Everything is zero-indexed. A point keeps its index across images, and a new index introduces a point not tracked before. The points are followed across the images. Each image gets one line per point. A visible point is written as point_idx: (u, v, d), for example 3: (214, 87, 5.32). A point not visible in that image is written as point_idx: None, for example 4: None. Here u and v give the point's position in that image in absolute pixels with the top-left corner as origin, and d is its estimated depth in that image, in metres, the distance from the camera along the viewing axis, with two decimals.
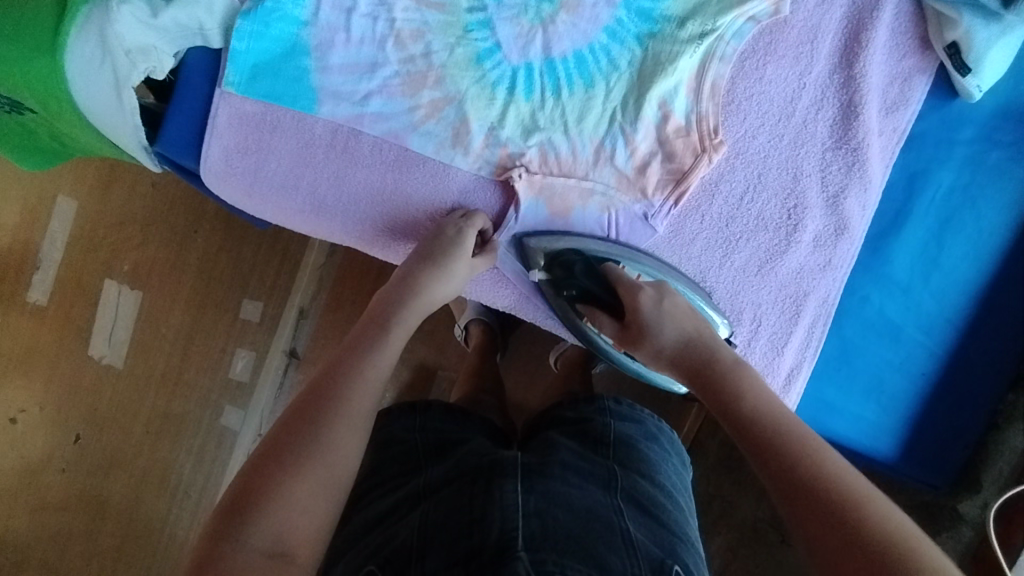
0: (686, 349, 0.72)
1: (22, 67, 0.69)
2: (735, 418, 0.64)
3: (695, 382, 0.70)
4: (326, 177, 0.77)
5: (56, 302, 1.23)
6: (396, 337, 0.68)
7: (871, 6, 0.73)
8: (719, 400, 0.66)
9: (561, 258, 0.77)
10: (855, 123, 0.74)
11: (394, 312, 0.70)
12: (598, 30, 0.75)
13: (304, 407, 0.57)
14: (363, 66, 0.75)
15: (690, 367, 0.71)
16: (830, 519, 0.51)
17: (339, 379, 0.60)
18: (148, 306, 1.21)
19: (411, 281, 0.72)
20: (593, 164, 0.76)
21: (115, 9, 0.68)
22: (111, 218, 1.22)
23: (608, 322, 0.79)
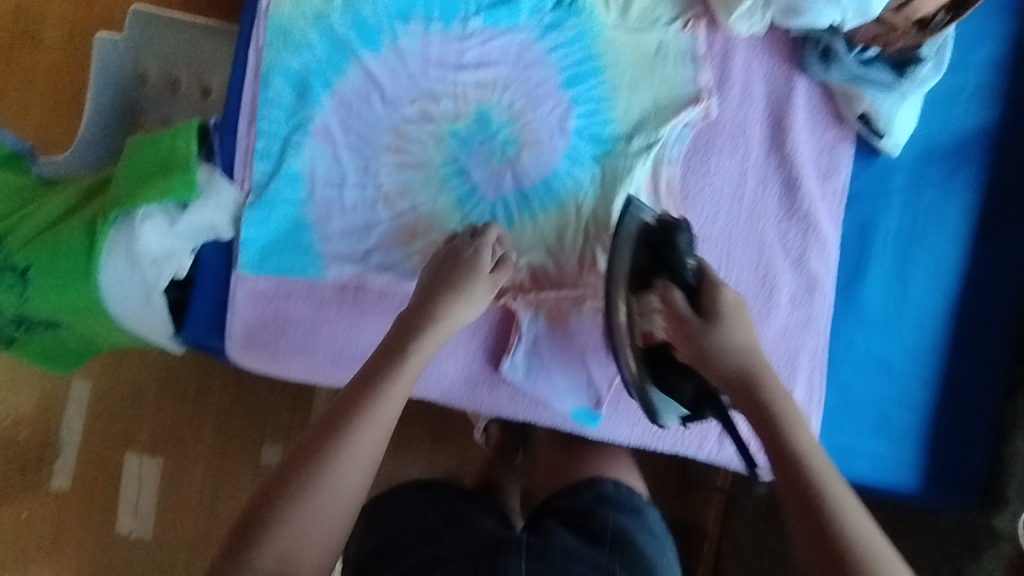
0: (729, 363, 0.66)
1: (60, 289, 0.77)
2: (768, 433, 0.62)
3: (716, 373, 0.67)
4: (340, 331, 0.84)
5: (80, 484, 1.19)
6: (438, 335, 0.68)
7: (787, 95, 0.84)
8: (757, 412, 0.63)
9: (671, 225, 0.75)
10: (799, 194, 0.84)
11: (438, 308, 0.69)
12: (560, 158, 0.84)
13: (330, 415, 0.60)
14: (360, 228, 0.84)
15: (733, 383, 0.66)
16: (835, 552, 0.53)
17: (362, 393, 0.61)
18: (169, 472, 1.21)
19: (428, 304, 0.70)
20: (578, 273, 0.84)
21: (139, 226, 0.77)
22: (125, 393, 1.21)
23: (676, 314, 0.70)
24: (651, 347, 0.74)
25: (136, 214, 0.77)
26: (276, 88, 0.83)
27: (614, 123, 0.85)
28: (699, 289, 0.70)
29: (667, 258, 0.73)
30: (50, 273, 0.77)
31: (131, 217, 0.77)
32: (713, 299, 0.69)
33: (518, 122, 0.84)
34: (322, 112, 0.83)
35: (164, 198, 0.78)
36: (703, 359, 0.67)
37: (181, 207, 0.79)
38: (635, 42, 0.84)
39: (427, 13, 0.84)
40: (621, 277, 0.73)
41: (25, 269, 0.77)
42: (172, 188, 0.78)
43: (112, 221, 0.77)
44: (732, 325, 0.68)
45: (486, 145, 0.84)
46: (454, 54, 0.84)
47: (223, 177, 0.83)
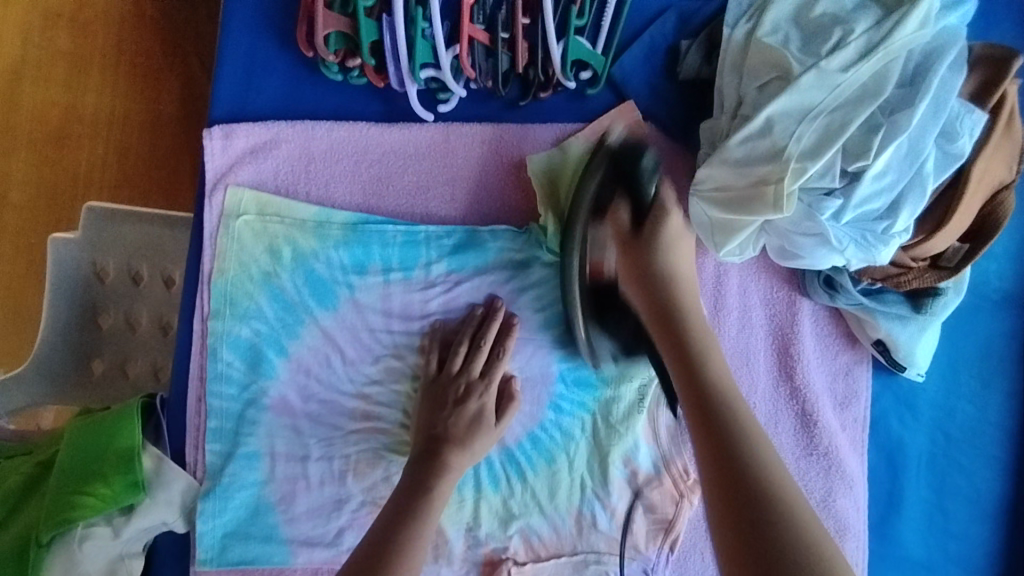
0: (664, 291, 0.68)
1: None
2: (695, 381, 0.62)
3: (646, 298, 0.68)
4: None
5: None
6: (448, 484, 0.69)
7: (791, 320, 0.75)
8: (685, 363, 0.64)
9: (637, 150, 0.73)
10: (816, 428, 0.75)
11: (450, 456, 0.70)
12: (544, 408, 0.76)
13: (373, 549, 0.62)
14: (329, 506, 0.75)
15: (657, 310, 0.67)
16: (746, 502, 0.53)
17: (397, 532, 0.63)
18: None
19: (432, 462, 0.69)
20: (577, 535, 0.75)
21: (79, 548, 0.68)
22: None
23: (621, 233, 0.71)
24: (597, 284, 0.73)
25: (74, 532, 0.69)
26: (225, 361, 0.75)
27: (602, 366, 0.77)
28: (652, 209, 0.71)
29: (632, 181, 0.72)
30: None
31: (69, 537, 0.69)
32: (656, 224, 0.70)
33: None
34: (277, 382, 0.75)
35: (105, 507, 0.70)
36: (645, 281, 0.68)
37: (126, 510, 0.72)
38: None
39: (384, 262, 0.76)
40: (581, 206, 0.71)
41: None
42: (114, 495, 0.70)
43: (46, 545, 0.68)
44: (671, 248, 0.69)
45: None
46: (417, 304, 0.76)
47: (171, 462, 0.75)
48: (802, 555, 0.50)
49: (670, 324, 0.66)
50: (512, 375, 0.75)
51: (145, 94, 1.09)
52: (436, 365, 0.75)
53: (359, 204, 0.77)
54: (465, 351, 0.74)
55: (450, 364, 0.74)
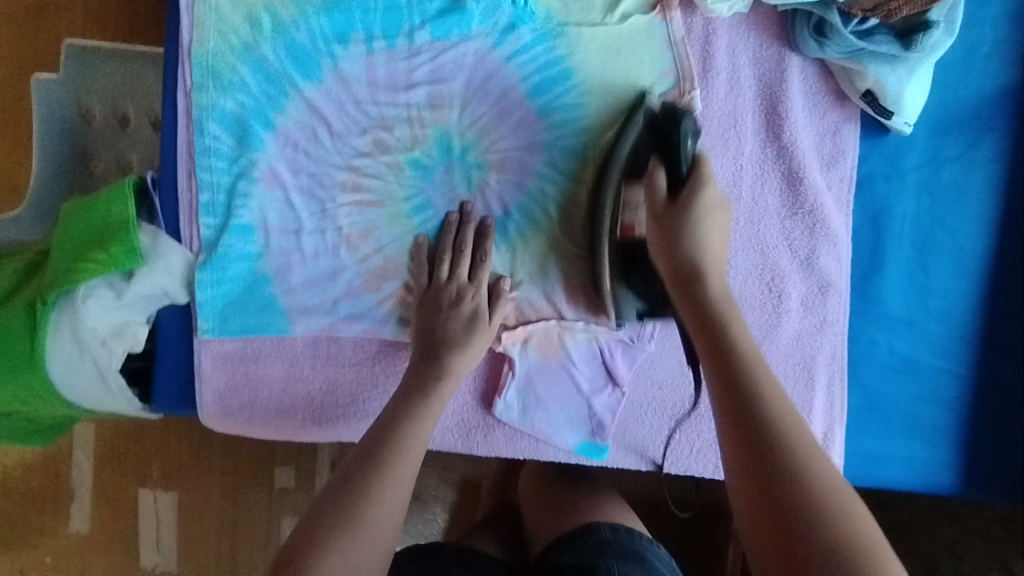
0: (684, 250, 0.62)
1: (9, 384, 0.71)
2: (695, 302, 0.60)
3: (679, 292, 0.62)
4: (318, 385, 0.78)
5: (97, 528, 1.15)
6: (447, 389, 0.67)
7: (779, 78, 0.75)
8: (683, 276, 0.62)
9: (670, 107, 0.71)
10: (802, 187, 0.76)
11: (449, 358, 0.69)
12: (532, 177, 0.77)
13: (363, 454, 0.59)
14: (324, 277, 0.77)
15: (679, 271, 0.62)
16: (760, 454, 0.50)
17: (391, 432, 0.62)
18: (184, 506, 1.14)
19: (434, 359, 0.69)
20: (565, 301, 0.78)
21: (82, 306, 0.71)
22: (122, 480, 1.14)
23: (658, 198, 0.65)
24: (629, 243, 0.72)
25: (78, 293, 0.71)
26: (213, 135, 0.76)
27: (589, 134, 0.76)
28: (690, 175, 0.66)
29: (667, 143, 0.68)
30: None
31: (73, 296, 0.71)
32: (692, 191, 0.64)
33: (483, 144, 0.76)
34: (267, 155, 0.76)
35: (105, 271, 0.72)
36: (670, 243, 0.63)
37: (127, 275, 0.74)
38: (604, 35, 0.75)
39: (367, 31, 0.75)
40: (619, 161, 0.71)
41: None
42: (112, 259, 0.72)
43: (52, 304, 0.71)
44: (703, 220, 0.63)
45: (450, 173, 0.77)
46: (402, 73, 0.76)
47: (168, 238, 0.77)
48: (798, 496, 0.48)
49: (666, 215, 0.64)
50: (500, 275, 0.76)
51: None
52: (427, 277, 0.75)
53: None
54: (450, 258, 0.75)
55: (438, 274, 0.74)
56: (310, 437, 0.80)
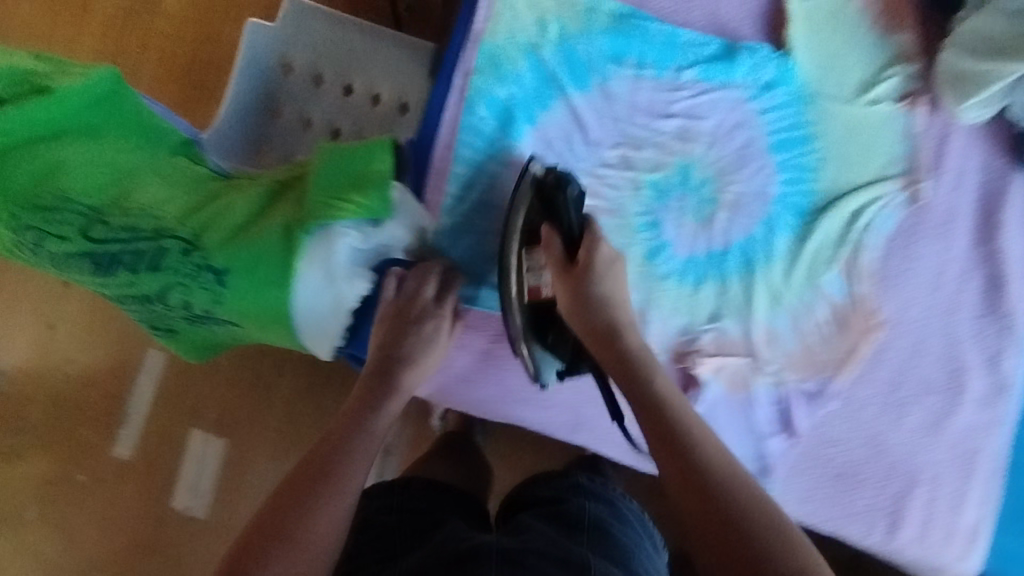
0: (598, 311, 0.67)
1: (251, 296, 0.74)
2: (615, 352, 0.66)
3: (608, 352, 0.67)
4: (514, 367, 0.83)
5: (139, 456, 1.11)
6: (394, 405, 0.70)
7: (1002, 190, 0.82)
8: (621, 364, 0.65)
9: (563, 175, 0.73)
10: (1003, 292, 0.82)
11: (404, 377, 0.72)
12: (757, 223, 0.82)
13: (310, 460, 0.63)
14: None
15: (595, 332, 0.67)
16: (710, 503, 0.55)
17: (346, 440, 0.65)
18: (232, 454, 1.11)
19: (391, 372, 0.71)
20: (761, 343, 0.82)
21: (338, 241, 0.76)
22: (184, 405, 1.12)
23: (560, 261, 0.70)
24: (540, 303, 0.73)
25: (333, 228, 0.76)
26: (480, 115, 0.81)
27: (817, 196, 0.82)
28: (582, 236, 0.71)
29: (557, 214, 0.71)
30: (246, 280, 0.74)
31: (329, 230, 0.75)
32: (589, 257, 0.69)
33: (721, 183, 0.82)
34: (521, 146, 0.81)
35: (362, 215, 0.77)
36: (580, 306, 0.68)
37: (374, 223, 0.77)
38: (851, 113, 0.82)
39: (640, 59, 0.81)
40: (513, 230, 0.72)
41: (223, 274, 0.73)
42: (371, 205, 0.77)
43: (310, 232, 0.75)
44: (604, 279, 0.69)
45: (684, 202, 0.82)
46: (662, 102, 0.82)
47: (412, 197, 0.82)
48: (778, 542, 0.52)
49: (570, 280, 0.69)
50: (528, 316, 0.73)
51: None
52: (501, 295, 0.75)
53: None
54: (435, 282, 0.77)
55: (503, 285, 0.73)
56: (494, 414, 0.84)
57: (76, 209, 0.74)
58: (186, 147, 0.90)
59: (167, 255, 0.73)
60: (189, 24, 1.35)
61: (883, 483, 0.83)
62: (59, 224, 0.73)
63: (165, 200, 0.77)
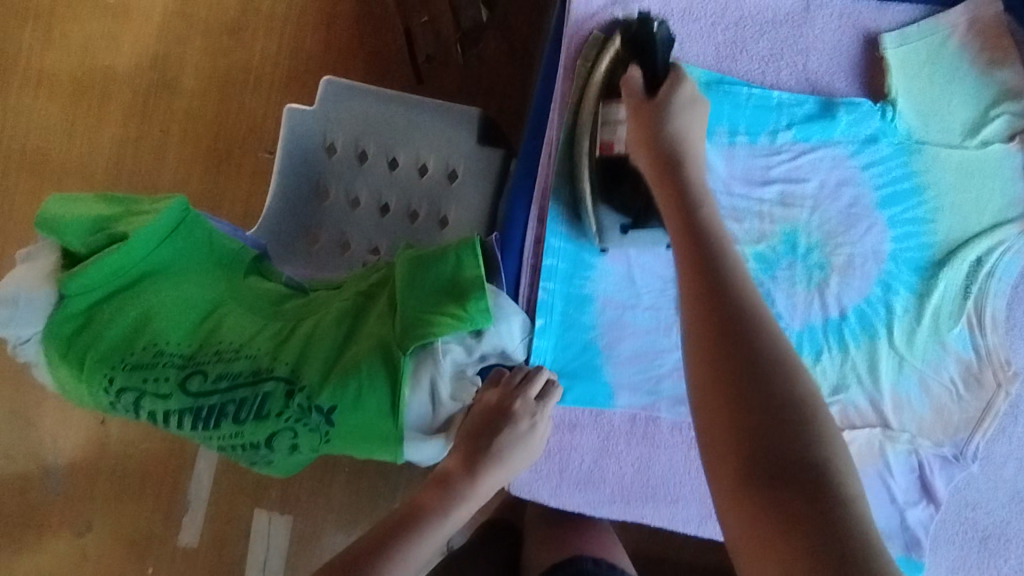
0: (701, 232, 0.59)
1: (359, 432, 0.70)
2: (681, 203, 0.62)
3: (676, 221, 0.61)
4: (631, 462, 0.79)
5: (206, 543, 1.09)
6: (465, 510, 0.69)
7: None
8: (720, 303, 0.52)
9: (643, 32, 0.71)
10: None
11: (477, 482, 0.70)
12: (873, 284, 0.78)
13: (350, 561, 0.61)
14: (652, 355, 0.78)
15: (670, 186, 0.64)
16: (749, 403, 0.47)
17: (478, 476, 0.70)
18: (302, 532, 1.08)
19: (481, 453, 0.70)
20: (889, 407, 0.78)
21: (443, 358, 0.72)
22: (245, 486, 1.09)
23: (637, 97, 0.69)
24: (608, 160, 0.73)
25: (434, 346, 0.72)
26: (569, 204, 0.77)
27: (933, 248, 0.77)
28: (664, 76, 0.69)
29: (647, 51, 0.70)
30: (352, 417, 0.69)
31: (430, 348, 0.72)
32: (670, 89, 0.68)
33: (830, 247, 0.78)
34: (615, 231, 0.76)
35: (461, 328, 0.72)
36: (650, 133, 0.66)
37: (474, 334, 0.74)
38: (960, 158, 0.77)
39: (732, 125, 0.77)
40: (585, 106, 0.74)
41: (330, 412, 0.69)
42: (469, 317, 0.72)
43: (410, 354, 0.71)
44: (680, 112, 0.67)
45: (793, 271, 0.78)
46: (759, 169, 0.78)
47: (505, 297, 0.77)
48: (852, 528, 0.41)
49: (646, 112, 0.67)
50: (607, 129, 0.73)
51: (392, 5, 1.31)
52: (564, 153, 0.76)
53: (713, 65, 0.78)
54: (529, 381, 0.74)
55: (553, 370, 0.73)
56: (615, 514, 0.79)
57: (169, 361, 0.70)
58: (258, 264, 0.87)
59: (269, 399, 0.69)
60: (210, 102, 1.31)
61: None
62: (155, 381, 0.69)
63: (255, 336, 0.74)
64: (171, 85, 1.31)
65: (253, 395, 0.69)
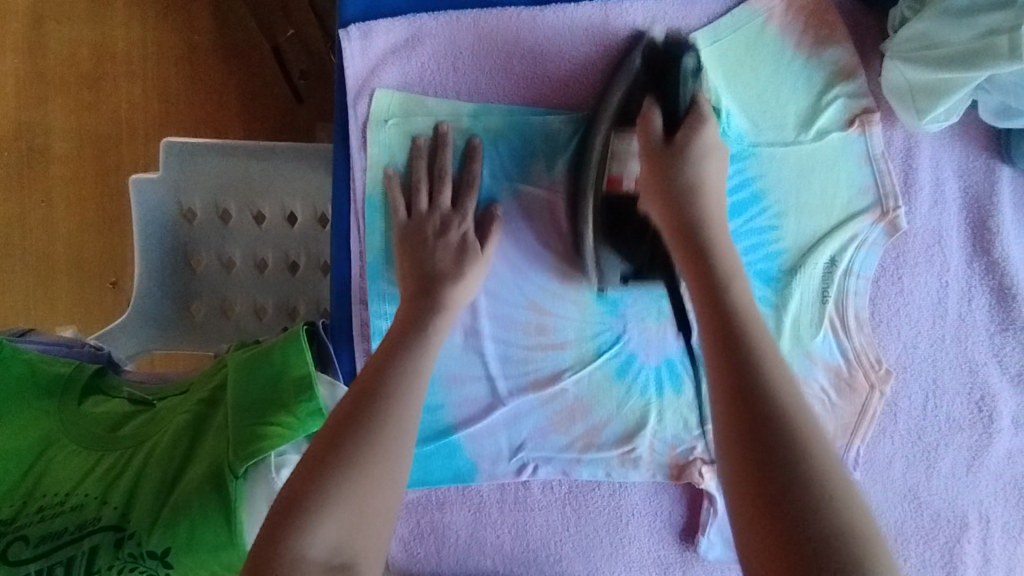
0: (685, 203, 0.64)
1: (200, 569, 0.66)
2: (694, 240, 0.62)
3: (692, 268, 0.61)
4: (508, 529, 0.76)
5: None
6: (444, 320, 0.65)
7: (988, 192, 0.72)
8: (718, 309, 0.57)
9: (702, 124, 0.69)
10: (1013, 303, 0.73)
11: (446, 292, 0.67)
12: None
13: (375, 373, 0.58)
14: (509, 422, 0.75)
15: (682, 230, 0.63)
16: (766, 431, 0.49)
17: (383, 387, 0.56)
18: None
19: (431, 287, 0.67)
20: None
21: (277, 474, 0.68)
22: None
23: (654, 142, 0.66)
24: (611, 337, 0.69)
25: (268, 460, 0.68)
26: (390, 279, 0.73)
27: (783, 256, 0.72)
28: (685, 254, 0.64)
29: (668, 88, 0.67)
30: (188, 557, 0.66)
31: (263, 464, 0.68)
32: (688, 136, 0.65)
33: None
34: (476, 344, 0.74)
35: (292, 437, 0.68)
36: (666, 186, 0.64)
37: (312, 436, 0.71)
38: (798, 153, 0.71)
39: (548, 160, 0.72)
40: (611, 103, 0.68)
41: (165, 554, 0.65)
42: (300, 423, 0.69)
43: (241, 476, 0.67)
44: (701, 162, 0.65)
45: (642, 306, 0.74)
46: None
47: (343, 387, 0.74)
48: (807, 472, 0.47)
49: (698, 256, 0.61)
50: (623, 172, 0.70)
51: (227, 36, 1.15)
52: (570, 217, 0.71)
53: (514, 99, 0.72)
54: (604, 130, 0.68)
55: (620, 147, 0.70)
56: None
57: None
58: (99, 379, 0.80)
59: (96, 553, 0.65)
60: (72, 173, 1.20)
61: (926, 537, 0.75)
62: None
63: (85, 479, 0.70)
64: (40, 154, 1.20)
65: (79, 552, 0.65)
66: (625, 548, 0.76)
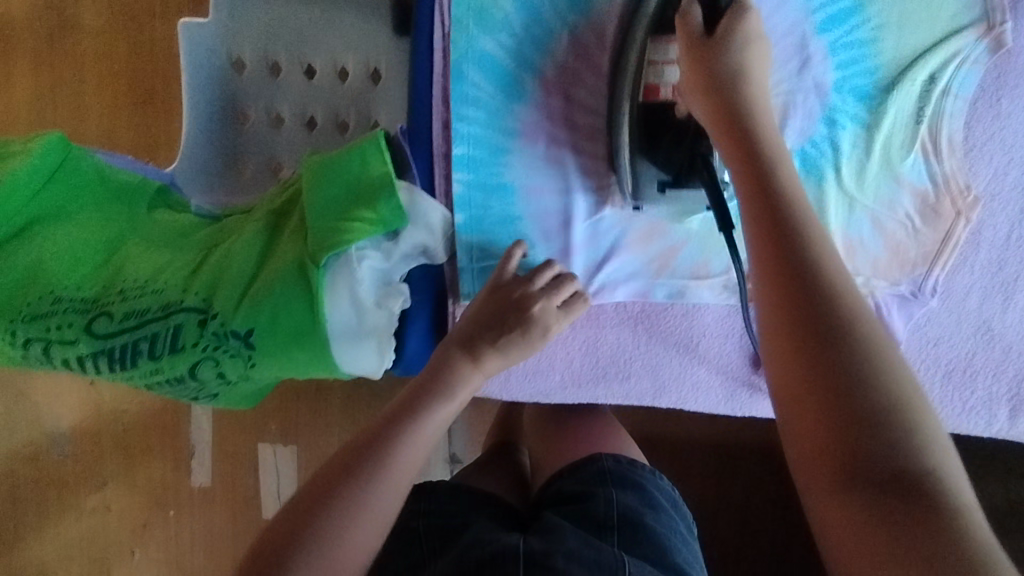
0: (726, 94, 0.60)
1: (284, 352, 0.67)
2: (739, 131, 0.59)
3: (730, 140, 0.59)
4: (579, 346, 0.78)
5: (228, 468, 1.26)
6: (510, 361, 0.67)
7: None
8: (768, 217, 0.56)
9: None
10: None
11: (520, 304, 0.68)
12: (816, 122, 0.71)
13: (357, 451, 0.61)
14: (587, 238, 0.75)
15: (722, 118, 0.60)
16: (828, 370, 0.50)
17: (371, 457, 0.61)
18: (305, 456, 1.23)
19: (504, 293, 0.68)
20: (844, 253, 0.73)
21: (359, 269, 0.67)
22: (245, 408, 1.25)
23: None
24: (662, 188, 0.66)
25: (350, 254, 0.66)
26: (471, 81, 0.71)
27: (881, 71, 0.70)
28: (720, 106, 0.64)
29: None
30: (272, 339, 0.66)
31: (346, 257, 0.66)
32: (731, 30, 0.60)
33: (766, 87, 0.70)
34: (556, 155, 0.73)
35: (374, 232, 0.67)
36: (714, 88, 0.60)
37: (391, 236, 0.69)
38: None
39: None
40: None
41: (248, 335, 0.66)
42: (382, 220, 0.67)
43: (324, 266, 0.66)
44: (745, 53, 0.61)
45: None
46: None
47: (422, 193, 0.71)
48: (880, 403, 0.49)
49: (766, 193, 0.57)
50: None
51: None
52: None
53: None
54: None
55: None
56: (573, 399, 0.79)
57: (71, 306, 0.67)
58: (164, 196, 0.79)
59: (181, 331, 0.66)
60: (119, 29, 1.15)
61: (997, 369, 0.75)
62: (58, 329, 0.66)
63: (161, 272, 0.69)
64: (75, 23, 1.17)
65: (165, 328, 0.66)
66: (694, 367, 0.77)
